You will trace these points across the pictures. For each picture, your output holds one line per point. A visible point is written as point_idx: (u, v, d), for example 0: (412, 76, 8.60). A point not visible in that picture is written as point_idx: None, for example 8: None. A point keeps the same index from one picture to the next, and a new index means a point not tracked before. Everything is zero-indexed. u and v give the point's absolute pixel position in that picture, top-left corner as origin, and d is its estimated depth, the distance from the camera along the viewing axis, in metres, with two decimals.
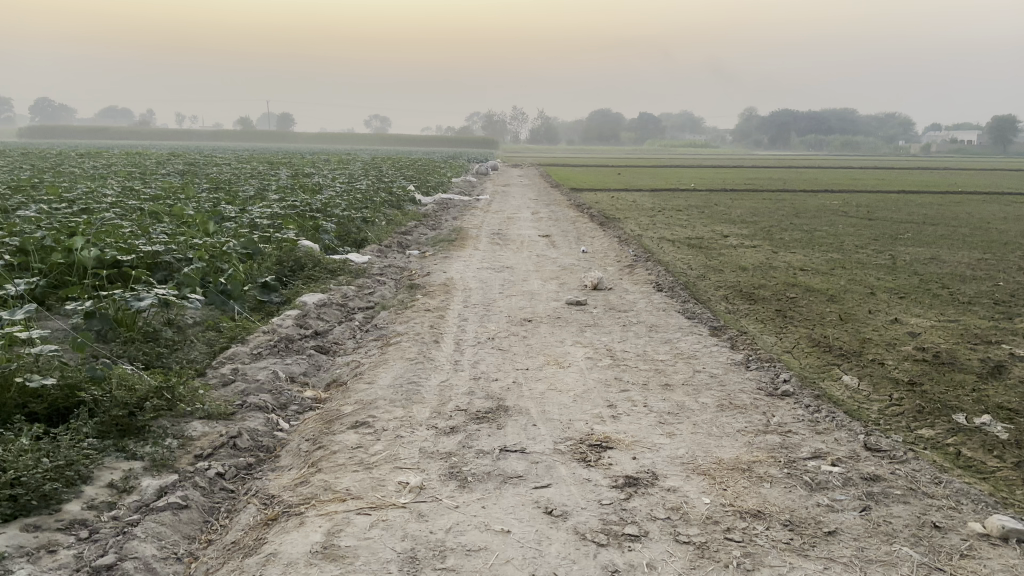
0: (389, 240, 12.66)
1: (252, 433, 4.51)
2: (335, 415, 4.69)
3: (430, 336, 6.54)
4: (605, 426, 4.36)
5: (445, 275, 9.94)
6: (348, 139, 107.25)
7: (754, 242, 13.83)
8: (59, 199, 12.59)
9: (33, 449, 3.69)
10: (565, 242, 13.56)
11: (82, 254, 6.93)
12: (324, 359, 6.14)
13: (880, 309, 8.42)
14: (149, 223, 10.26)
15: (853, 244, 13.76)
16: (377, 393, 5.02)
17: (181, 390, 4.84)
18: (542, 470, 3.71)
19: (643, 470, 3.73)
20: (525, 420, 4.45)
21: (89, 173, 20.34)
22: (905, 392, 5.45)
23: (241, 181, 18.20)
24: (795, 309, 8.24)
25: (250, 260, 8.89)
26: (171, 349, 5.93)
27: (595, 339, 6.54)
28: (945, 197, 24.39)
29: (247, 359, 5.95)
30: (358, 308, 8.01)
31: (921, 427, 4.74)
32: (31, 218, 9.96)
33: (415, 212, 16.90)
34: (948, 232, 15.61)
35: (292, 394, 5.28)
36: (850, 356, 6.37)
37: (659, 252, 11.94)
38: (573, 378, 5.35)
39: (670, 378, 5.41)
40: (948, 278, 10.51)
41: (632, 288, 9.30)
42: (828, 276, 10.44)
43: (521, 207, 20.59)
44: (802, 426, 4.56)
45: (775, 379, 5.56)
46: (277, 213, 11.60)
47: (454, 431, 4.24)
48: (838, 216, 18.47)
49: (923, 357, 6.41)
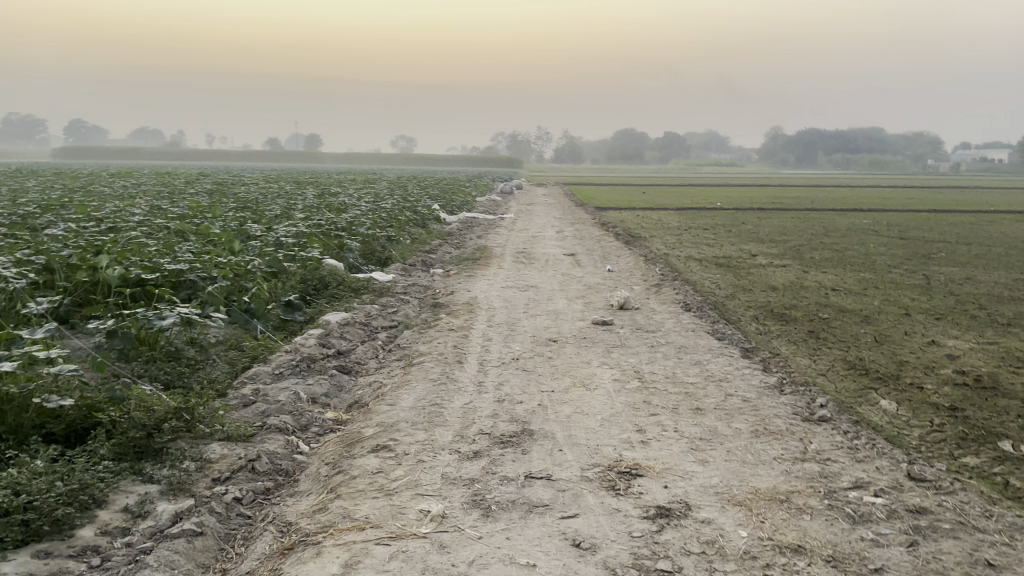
0: (413, 258, 12.60)
1: (272, 456, 4.41)
2: (356, 438, 4.57)
3: (453, 357, 6.42)
4: (634, 452, 4.19)
5: (469, 293, 9.85)
6: (373, 159, 108.12)
7: (784, 261, 13.59)
8: (88, 217, 12.74)
9: (48, 471, 3.62)
10: (591, 261, 13.45)
11: (106, 273, 6.92)
12: (346, 380, 6.04)
13: (917, 331, 8.16)
14: (175, 241, 10.29)
15: (886, 264, 13.45)
16: (399, 415, 4.90)
17: (200, 411, 4.76)
18: (569, 499, 3.56)
19: (676, 500, 3.57)
20: (551, 444, 4.30)
21: (118, 192, 20.61)
22: (947, 418, 5.22)
23: (267, 200, 18.33)
24: (829, 330, 8.01)
25: (275, 278, 8.85)
26: (193, 368, 5.87)
27: (622, 360, 6.38)
28: (980, 217, 23.87)
29: (269, 379, 5.86)
30: (382, 327, 7.92)
31: (966, 455, 4.52)
32: (59, 236, 10.06)
33: (439, 230, 16.90)
34: (984, 252, 15.24)
35: (313, 415, 5.18)
36: (888, 380, 6.14)
37: (687, 272, 11.75)
38: (601, 401, 5.20)
39: (701, 402, 5.24)
40: (987, 299, 10.20)
41: (659, 307, 9.14)
42: (861, 296, 10.17)
43: (546, 225, 20.50)
44: (841, 454, 4.36)
45: (811, 404, 5.35)
46: (302, 232, 11.62)
47: (478, 456, 4.11)
48: (869, 235, 18.14)
49: (964, 381, 6.16)
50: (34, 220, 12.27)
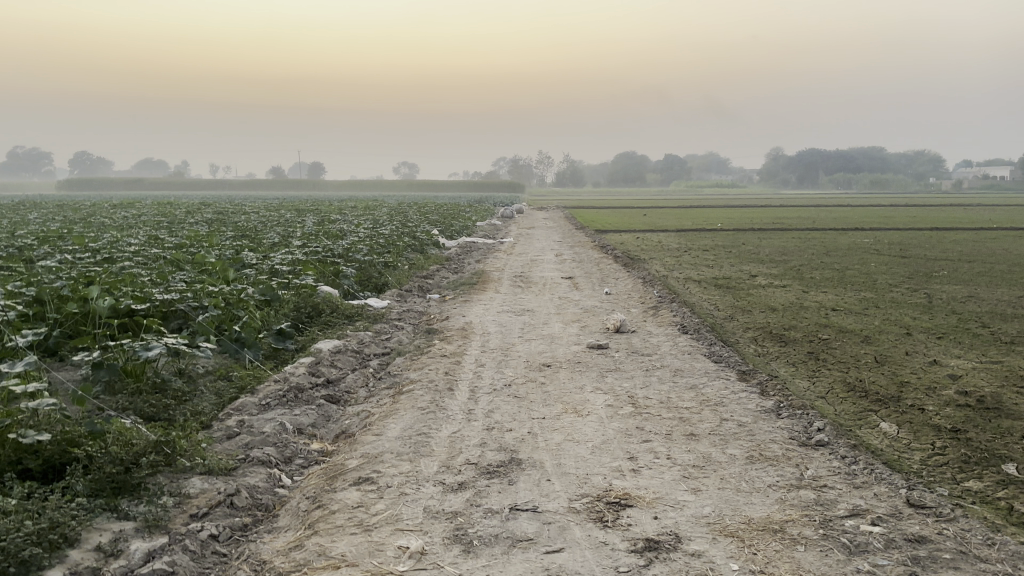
0: (410, 284, 12.53)
1: (252, 490, 4.30)
2: (339, 471, 4.45)
3: (444, 384, 6.30)
4: (624, 481, 4.06)
5: (465, 318, 9.76)
6: (374, 186, 108.69)
7: (783, 281, 13.50)
8: (84, 248, 12.71)
9: (19, 509, 3.50)
10: (589, 284, 13.35)
11: (95, 304, 6.83)
12: (334, 410, 5.92)
13: (919, 350, 8.02)
14: (169, 271, 10.23)
15: (886, 283, 13.35)
16: (385, 445, 4.78)
17: (182, 444, 4.65)
18: (554, 532, 3.43)
19: (666, 532, 3.44)
20: (539, 474, 4.18)
21: (116, 222, 20.63)
22: (949, 441, 5.08)
23: (265, 229, 18.31)
24: (828, 351, 7.88)
25: (268, 306, 8.76)
26: (179, 400, 5.75)
27: (616, 385, 6.25)
28: (982, 234, 23.79)
29: (255, 410, 5.74)
30: (374, 354, 7.81)
31: (968, 479, 4.38)
32: (53, 267, 10.02)
33: (438, 255, 16.84)
34: (986, 269, 15.14)
35: (298, 446, 5.07)
36: (888, 402, 6.00)
37: (686, 293, 11.65)
38: (592, 428, 5.07)
39: (696, 427, 5.10)
40: (989, 317, 10.08)
41: (656, 330, 9.03)
42: (861, 316, 10.06)
43: (545, 249, 20.47)
44: (838, 480, 4.23)
45: (809, 428, 5.22)
46: (298, 259, 11.54)
47: (462, 487, 3.99)
48: (870, 255, 18.04)
49: (967, 403, 6.01)
50: (30, 252, 12.24)
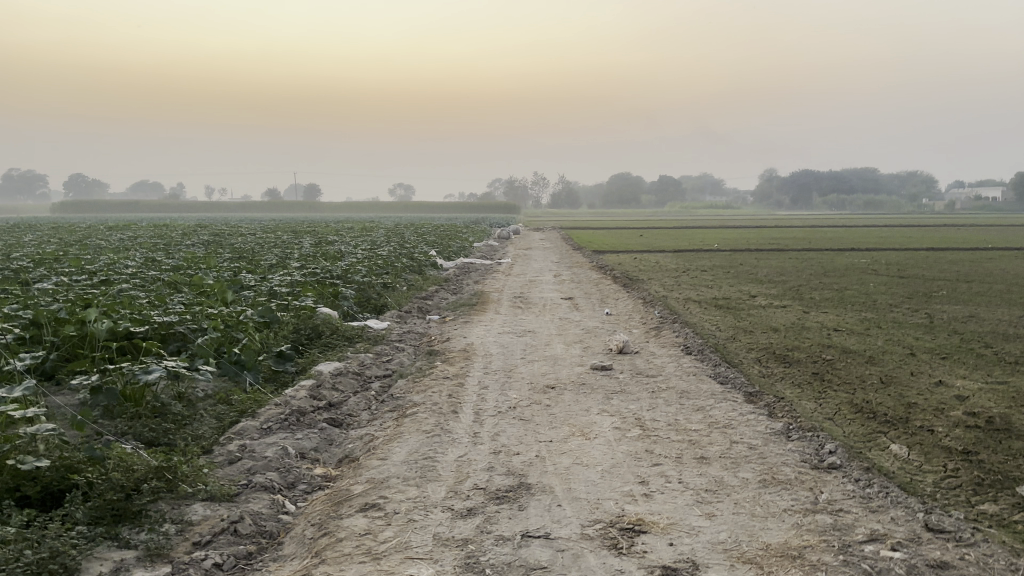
0: (410, 305, 12.46)
1: (255, 516, 4.20)
2: (344, 497, 4.36)
3: (448, 407, 6.21)
4: (636, 507, 3.98)
5: (466, 340, 9.69)
6: (370, 208, 108.87)
7: (784, 301, 13.47)
8: (81, 270, 12.64)
9: (17, 538, 3.41)
10: (589, 305, 13.30)
11: (93, 327, 6.75)
12: (336, 434, 5.82)
13: (924, 371, 7.97)
14: (167, 293, 10.14)
15: (887, 303, 13.33)
16: (390, 470, 4.69)
17: (183, 469, 4.56)
18: (569, 560, 3.35)
19: (682, 559, 3.36)
20: (549, 499, 4.09)
21: (112, 245, 20.54)
22: (961, 463, 5.01)
23: (263, 250, 18.25)
24: (833, 372, 7.82)
25: (267, 328, 8.68)
26: (179, 425, 5.66)
27: (622, 407, 6.17)
28: (977, 254, 23.85)
29: (256, 435, 5.65)
30: (375, 376, 7.72)
31: (983, 502, 4.31)
32: (49, 290, 9.93)
33: (436, 276, 16.78)
34: (985, 289, 15.13)
35: (301, 471, 4.97)
36: (897, 424, 5.93)
37: (687, 314, 11.59)
38: (601, 451, 4.99)
39: (706, 450, 5.02)
40: (992, 337, 10.04)
41: (659, 351, 8.97)
42: (864, 336, 10.01)
43: (543, 270, 20.46)
44: (854, 504, 4.16)
45: (820, 451, 5.15)
46: (297, 280, 11.47)
47: (472, 513, 3.90)
48: (868, 274, 18.06)
49: (976, 424, 5.95)
50: (26, 274, 12.16)
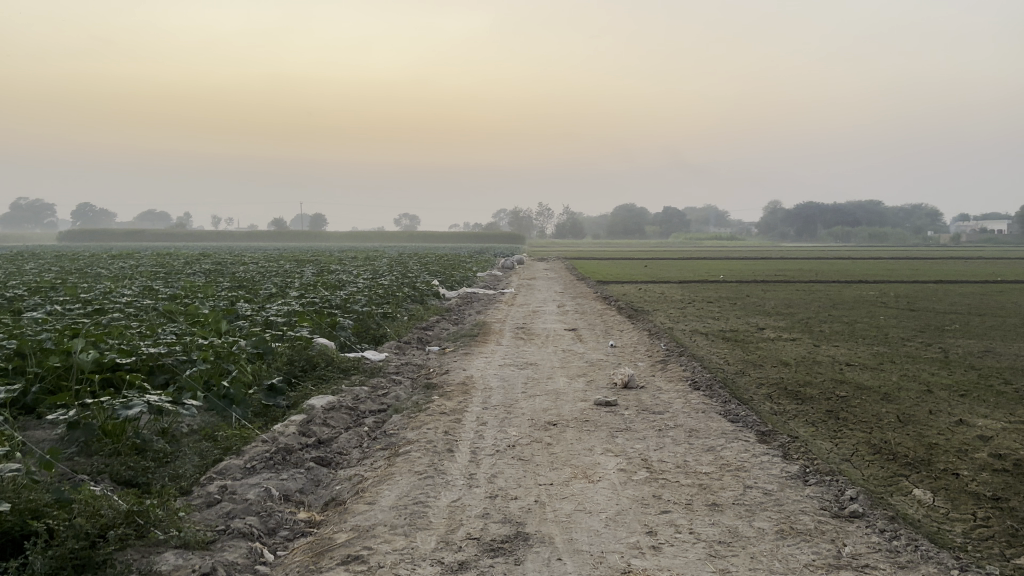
0: (409, 336, 12.15)
1: (229, 568, 3.88)
2: (326, 547, 4.04)
3: (442, 446, 5.88)
4: (643, 561, 3.65)
5: (465, 372, 9.38)
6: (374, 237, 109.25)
7: (792, 334, 13.13)
8: (75, 299, 12.40)
9: None
10: (593, 336, 12.97)
11: (77, 356, 6.43)
12: (324, 474, 5.52)
13: (943, 409, 7.60)
14: (160, 323, 9.86)
15: (899, 337, 12.97)
16: (378, 517, 4.36)
17: (157, 513, 4.24)
18: None
19: None
20: (549, 551, 3.76)
21: (113, 273, 20.32)
22: (991, 510, 4.66)
23: (262, 280, 17.95)
24: (848, 409, 7.46)
25: (260, 359, 8.35)
26: (160, 462, 5.34)
27: (628, 446, 5.84)
28: (988, 287, 23.40)
29: (239, 474, 5.34)
30: (370, 412, 7.40)
31: (1019, 556, 3.95)
32: (39, 319, 9.65)
33: (438, 306, 16.48)
34: (1000, 323, 14.76)
35: (284, 516, 4.66)
36: (919, 466, 5.57)
37: (694, 347, 11.25)
38: (605, 496, 4.65)
39: (718, 496, 4.68)
40: (1010, 373, 9.68)
41: (667, 385, 8.64)
42: (877, 371, 9.67)
43: (547, 300, 20.15)
44: (880, 559, 3.82)
45: (840, 497, 4.80)
46: (293, 310, 11.18)
47: (463, 568, 3.57)
48: (878, 307, 17.74)
49: (1003, 467, 5.59)
50: (19, 302, 11.91)
